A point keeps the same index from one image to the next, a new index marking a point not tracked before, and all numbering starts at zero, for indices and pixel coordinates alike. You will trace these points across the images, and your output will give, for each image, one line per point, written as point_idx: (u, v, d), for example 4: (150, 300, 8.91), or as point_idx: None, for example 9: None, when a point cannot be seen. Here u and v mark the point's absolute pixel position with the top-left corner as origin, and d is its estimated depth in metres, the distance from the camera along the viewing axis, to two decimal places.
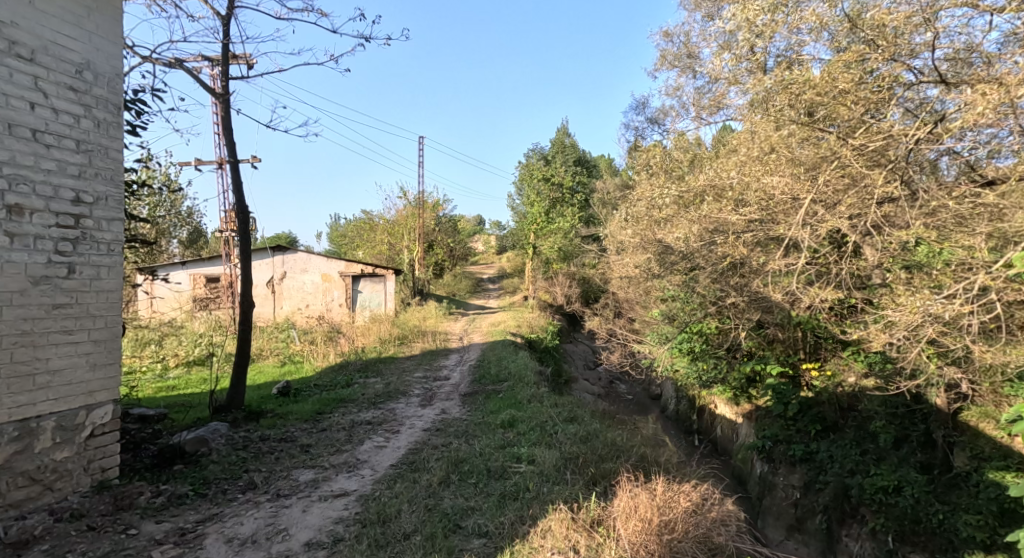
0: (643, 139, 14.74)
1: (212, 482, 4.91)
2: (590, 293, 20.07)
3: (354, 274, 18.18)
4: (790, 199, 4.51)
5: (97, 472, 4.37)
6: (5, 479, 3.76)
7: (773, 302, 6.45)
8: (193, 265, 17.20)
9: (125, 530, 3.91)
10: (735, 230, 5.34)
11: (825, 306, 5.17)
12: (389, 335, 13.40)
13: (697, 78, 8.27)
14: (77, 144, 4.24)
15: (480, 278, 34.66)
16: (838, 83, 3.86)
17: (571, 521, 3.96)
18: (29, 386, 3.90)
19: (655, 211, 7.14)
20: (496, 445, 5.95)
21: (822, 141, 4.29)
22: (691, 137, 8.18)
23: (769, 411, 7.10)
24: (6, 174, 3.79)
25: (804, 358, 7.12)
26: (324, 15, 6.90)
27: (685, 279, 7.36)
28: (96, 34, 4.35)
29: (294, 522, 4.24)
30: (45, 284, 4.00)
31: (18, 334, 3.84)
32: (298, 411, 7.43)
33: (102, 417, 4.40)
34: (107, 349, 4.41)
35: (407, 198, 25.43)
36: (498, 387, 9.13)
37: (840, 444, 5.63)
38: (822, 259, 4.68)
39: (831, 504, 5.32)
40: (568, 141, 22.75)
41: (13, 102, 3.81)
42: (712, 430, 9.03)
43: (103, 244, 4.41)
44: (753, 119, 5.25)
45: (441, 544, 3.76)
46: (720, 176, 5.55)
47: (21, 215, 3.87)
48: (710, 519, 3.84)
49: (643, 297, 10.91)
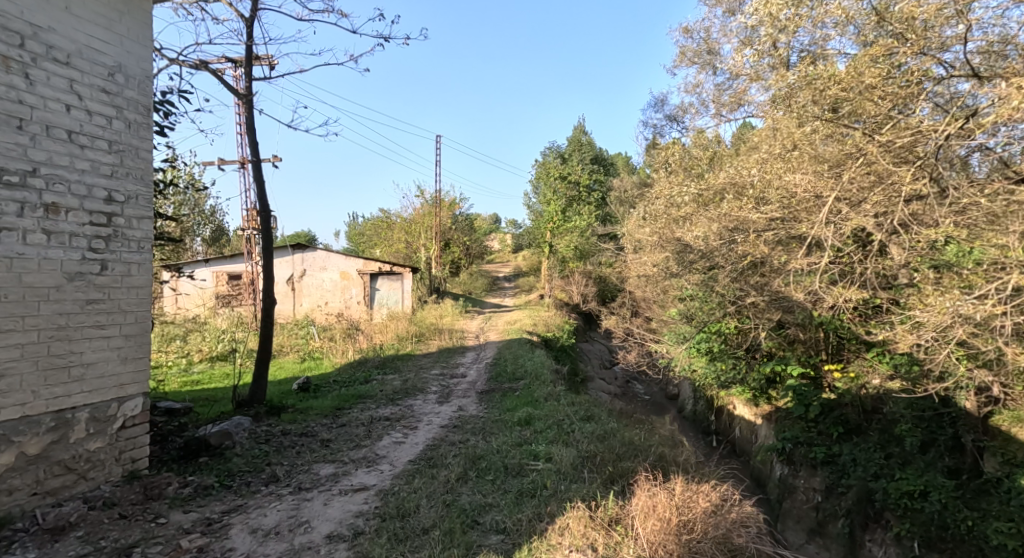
0: (662, 137, 14.59)
1: (236, 475, 5.03)
2: (606, 292, 19.97)
3: (371, 272, 18.35)
4: (813, 197, 4.43)
5: (128, 462, 4.51)
6: (42, 467, 3.90)
7: (794, 302, 6.36)
8: (217, 262, 17.57)
9: (155, 519, 4.03)
10: (756, 229, 5.27)
11: (848, 306, 5.08)
12: (406, 333, 13.54)
13: (717, 75, 8.20)
14: (110, 144, 4.36)
15: (497, 278, 34.70)
16: (864, 78, 3.82)
17: (588, 520, 3.96)
18: (65, 378, 4.04)
19: (674, 209, 7.14)
20: (513, 443, 5.98)
21: (847, 138, 4.20)
22: (710, 134, 8.06)
23: (789, 413, 7.01)
24: (44, 174, 3.92)
25: (826, 359, 7.03)
26: (344, 15, 7.36)
27: (704, 279, 7.29)
28: (127, 38, 4.46)
29: (315, 515, 4.32)
30: (79, 280, 4.13)
31: (54, 328, 3.97)
32: (319, 406, 7.57)
33: (132, 409, 4.53)
34: (137, 344, 4.54)
35: (424, 197, 25.68)
36: (515, 385, 9.18)
37: (864, 448, 5.53)
38: (846, 258, 4.59)
39: (854, 508, 5.23)
40: (585, 138, 22.59)
41: (50, 105, 3.95)
42: (731, 432, 8.94)
43: (134, 242, 4.54)
44: (775, 116, 5.19)
45: (460, 540, 3.80)
46: (741, 173, 5.53)
47: (57, 214, 4.00)
48: (730, 520, 3.79)
49: (661, 296, 10.86)
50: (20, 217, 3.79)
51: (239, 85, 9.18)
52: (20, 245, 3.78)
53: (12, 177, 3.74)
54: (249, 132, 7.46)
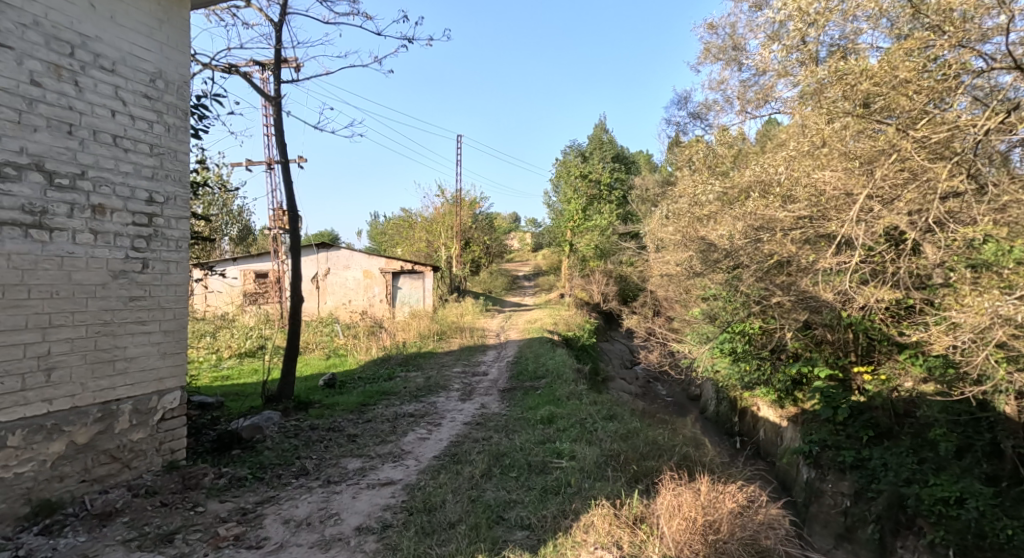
0: (684, 134, 14.41)
1: (268, 467, 5.18)
2: (627, 291, 19.88)
3: (394, 271, 18.53)
4: (843, 194, 4.37)
5: (167, 453, 4.69)
6: (90, 456, 4.10)
7: (822, 302, 6.25)
8: (244, 261, 17.99)
9: (194, 508, 4.19)
10: (783, 227, 5.19)
11: (880, 307, 4.96)
12: (428, 330, 13.70)
13: (742, 71, 8.04)
14: (151, 147, 4.54)
15: (517, 277, 34.77)
16: (898, 73, 3.72)
17: (613, 518, 3.97)
18: (110, 371, 4.22)
19: (697, 208, 7.09)
20: (536, 440, 6.03)
21: (879, 135, 4.06)
22: (735, 131, 7.90)
23: (816, 416, 6.88)
24: (91, 176, 4.10)
25: (856, 361, 6.87)
26: (367, 17, 7.79)
27: (727, 278, 7.18)
28: (167, 45, 4.64)
29: (344, 508, 4.43)
30: (123, 278, 4.31)
31: (100, 324, 4.16)
32: (344, 402, 7.73)
33: (171, 402, 4.71)
34: (176, 339, 4.71)
35: (445, 196, 25.94)
36: (536, 384, 9.22)
37: (895, 452, 5.40)
38: (877, 258, 4.51)
39: (885, 513, 5.10)
40: (606, 138, 22.22)
41: (97, 110, 4.13)
42: (756, 433, 8.81)
43: (172, 241, 4.72)
44: (803, 113, 5.07)
45: (486, 535, 3.86)
46: (768, 170, 5.41)
47: (103, 214, 4.18)
48: (757, 522, 3.77)
49: (684, 296, 10.77)
50: (70, 218, 3.97)
51: (267, 88, 9.40)
52: (70, 245, 3.97)
53: (64, 180, 3.93)
54: (278, 133, 7.63)
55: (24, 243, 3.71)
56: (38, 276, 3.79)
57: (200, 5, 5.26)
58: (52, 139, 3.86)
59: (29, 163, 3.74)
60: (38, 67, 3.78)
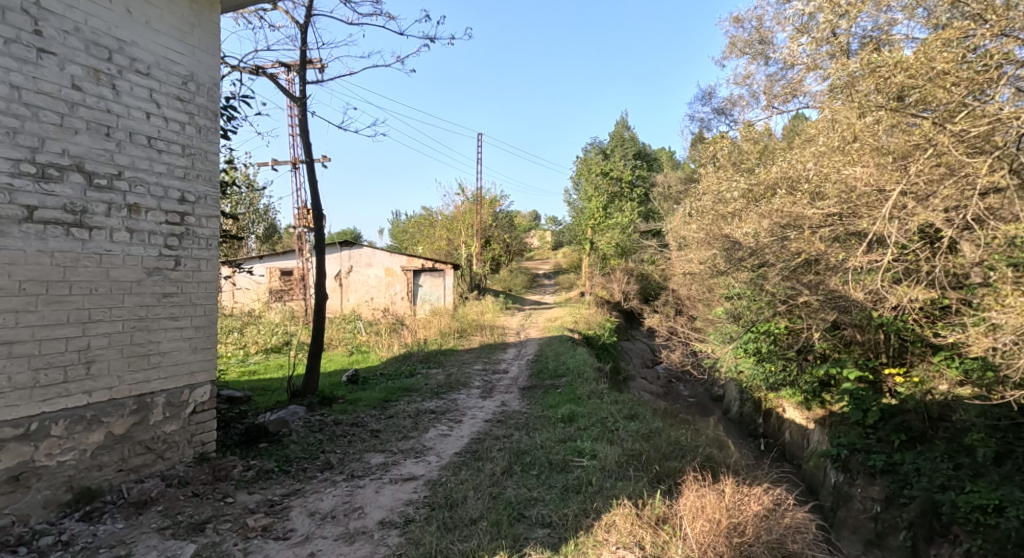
0: (708, 131, 14.19)
1: (294, 460, 5.30)
2: (648, 290, 19.71)
3: (415, 269, 18.65)
4: (875, 191, 4.23)
5: (198, 445, 4.83)
6: (126, 446, 4.25)
7: (851, 302, 6.10)
8: (270, 259, 18.39)
9: (224, 498, 4.31)
10: (811, 224, 5.06)
11: (914, 307, 4.81)
12: (448, 328, 13.79)
13: (769, 65, 7.86)
14: (183, 148, 4.67)
15: (537, 275, 34.76)
16: (935, 64, 3.58)
17: (635, 517, 3.95)
18: (145, 365, 4.36)
19: (722, 205, 6.97)
20: (557, 439, 6.03)
21: (914, 128, 3.92)
22: (761, 127, 7.72)
23: (844, 418, 6.72)
24: (127, 177, 4.24)
25: (887, 362, 6.72)
26: (390, 17, 7.94)
27: (752, 277, 7.06)
28: (198, 48, 4.77)
29: (368, 502, 4.50)
30: (157, 275, 4.45)
31: (136, 319, 4.30)
32: (367, 398, 7.84)
33: (202, 395, 4.85)
34: (206, 334, 4.85)
35: (465, 195, 26.09)
36: (557, 382, 9.21)
37: (929, 457, 5.23)
38: (911, 256, 4.39)
39: (918, 520, 4.94)
40: (628, 135, 22.01)
41: (132, 113, 4.26)
42: (781, 435, 8.64)
43: (203, 239, 4.85)
44: (833, 107, 4.94)
45: (507, 531, 3.88)
46: (796, 166, 5.27)
47: (139, 213, 4.32)
48: (784, 525, 3.71)
49: (707, 294, 10.61)
50: (108, 217, 4.11)
51: (293, 89, 9.57)
52: (108, 243, 4.11)
53: (102, 180, 4.07)
54: (303, 133, 7.76)
55: (66, 241, 3.86)
56: (78, 273, 3.93)
57: (230, 8, 5.40)
58: (91, 141, 4.00)
59: (70, 165, 3.89)
60: (79, 72, 3.92)
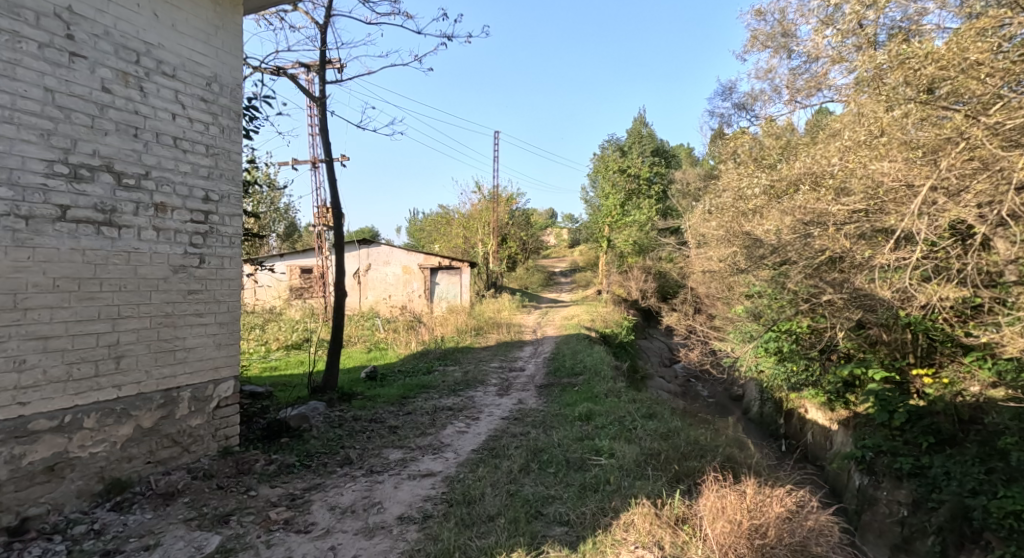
0: (729, 126, 13.98)
1: (314, 455, 5.38)
2: (666, 288, 19.49)
3: (432, 266, 18.70)
4: (903, 186, 4.10)
5: (222, 438, 4.93)
6: (154, 439, 4.36)
7: (877, 300, 5.96)
8: (290, 256, 18.66)
9: (247, 491, 4.40)
10: (836, 221, 4.97)
11: (944, 306, 4.69)
12: (465, 326, 13.83)
13: (792, 58, 7.69)
14: (207, 148, 4.76)
15: (554, 274, 34.67)
16: (968, 54, 3.51)
17: (654, 517, 3.91)
18: (171, 360, 4.46)
19: (742, 202, 6.86)
20: (574, 437, 6.00)
21: (945, 121, 3.81)
22: (783, 122, 7.54)
23: (869, 419, 6.57)
24: (154, 176, 4.33)
25: (914, 363, 6.55)
26: (409, 17, 8.08)
27: (774, 275, 6.93)
28: (222, 50, 4.85)
29: (387, 497, 4.55)
30: (183, 272, 4.55)
31: (163, 316, 4.40)
32: (386, 394, 7.92)
33: (225, 391, 4.95)
34: (230, 331, 4.95)
35: (482, 193, 26.20)
36: (574, 380, 9.18)
37: (959, 460, 5.08)
38: (941, 253, 4.27)
39: (947, 525, 4.78)
40: (646, 131, 21.77)
41: (159, 114, 4.36)
42: (803, 436, 8.49)
43: (226, 237, 4.95)
44: (859, 100, 4.82)
45: (525, 529, 3.89)
46: (819, 162, 5.14)
47: (165, 212, 4.42)
48: (807, 527, 3.65)
49: (727, 293, 10.47)
50: (136, 216, 4.21)
51: (313, 89, 9.71)
52: (136, 241, 4.21)
53: (130, 180, 4.17)
54: (322, 133, 7.86)
55: (97, 239, 3.96)
56: (109, 271, 4.03)
57: (252, 10, 5.48)
58: (120, 142, 4.10)
59: (101, 165, 3.99)
60: (108, 75, 4.02)
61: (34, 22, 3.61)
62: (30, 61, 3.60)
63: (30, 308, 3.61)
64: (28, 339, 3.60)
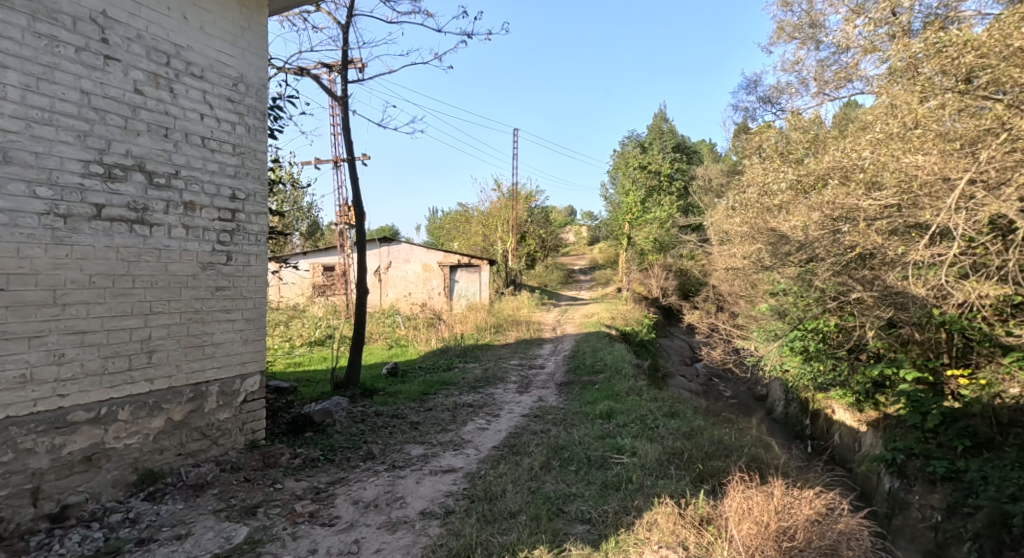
0: (752, 121, 13.73)
1: (338, 450, 5.45)
2: (687, 286, 19.25)
3: (451, 264, 18.88)
4: (938, 179, 3.89)
5: (249, 432, 5.04)
6: (185, 432, 4.47)
7: (909, 298, 5.78)
8: (314, 255, 18.95)
9: (273, 484, 4.49)
10: (867, 216, 4.82)
11: (983, 304, 4.52)
12: (485, 323, 13.86)
13: (820, 50, 7.50)
14: (234, 147, 4.85)
15: (572, 271, 34.58)
16: (1011, 40, 3.38)
17: (678, 517, 3.87)
18: (200, 355, 4.57)
19: (768, 197, 6.71)
20: (596, 435, 5.95)
21: (983, 112, 3.69)
22: (810, 115, 7.39)
23: (900, 421, 6.40)
24: (183, 175, 4.43)
25: (948, 363, 6.34)
26: (429, 14, 8.21)
27: (800, 272, 6.75)
28: (248, 50, 4.94)
29: (410, 492, 4.59)
30: (211, 269, 4.65)
31: (192, 312, 4.51)
32: (406, 390, 7.98)
33: (252, 385, 5.05)
34: (256, 327, 5.05)
35: (500, 191, 26.28)
36: (594, 378, 9.11)
37: (998, 465, 4.89)
38: (980, 249, 4.11)
39: (985, 532, 4.51)
40: (666, 127, 21.56)
41: (188, 114, 4.46)
42: (831, 437, 8.29)
43: (253, 235, 5.04)
44: (891, 91, 4.68)
45: (546, 526, 3.88)
46: (849, 155, 4.99)
47: (194, 211, 4.52)
48: (837, 530, 3.55)
49: (751, 291, 10.26)
50: (166, 214, 4.32)
51: (334, 89, 9.81)
52: (166, 239, 4.32)
53: (161, 179, 4.28)
54: (344, 132, 7.94)
55: (130, 237, 4.07)
56: (141, 267, 4.14)
57: (277, 11, 5.55)
58: (152, 142, 4.21)
59: (133, 165, 4.09)
60: (141, 77, 4.12)
61: (71, 27, 3.72)
62: (67, 65, 3.71)
63: (68, 303, 3.73)
64: (67, 333, 3.72)
